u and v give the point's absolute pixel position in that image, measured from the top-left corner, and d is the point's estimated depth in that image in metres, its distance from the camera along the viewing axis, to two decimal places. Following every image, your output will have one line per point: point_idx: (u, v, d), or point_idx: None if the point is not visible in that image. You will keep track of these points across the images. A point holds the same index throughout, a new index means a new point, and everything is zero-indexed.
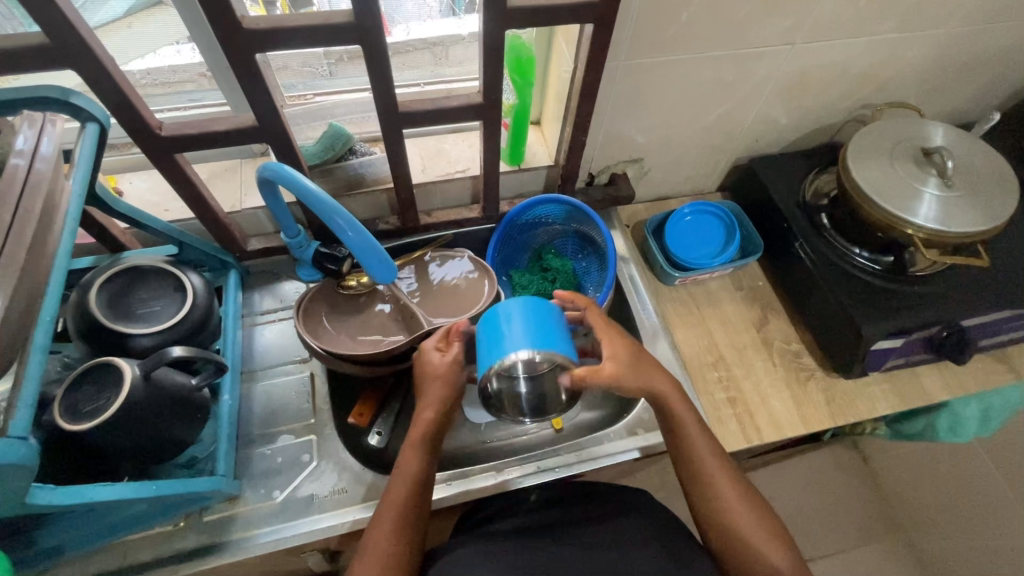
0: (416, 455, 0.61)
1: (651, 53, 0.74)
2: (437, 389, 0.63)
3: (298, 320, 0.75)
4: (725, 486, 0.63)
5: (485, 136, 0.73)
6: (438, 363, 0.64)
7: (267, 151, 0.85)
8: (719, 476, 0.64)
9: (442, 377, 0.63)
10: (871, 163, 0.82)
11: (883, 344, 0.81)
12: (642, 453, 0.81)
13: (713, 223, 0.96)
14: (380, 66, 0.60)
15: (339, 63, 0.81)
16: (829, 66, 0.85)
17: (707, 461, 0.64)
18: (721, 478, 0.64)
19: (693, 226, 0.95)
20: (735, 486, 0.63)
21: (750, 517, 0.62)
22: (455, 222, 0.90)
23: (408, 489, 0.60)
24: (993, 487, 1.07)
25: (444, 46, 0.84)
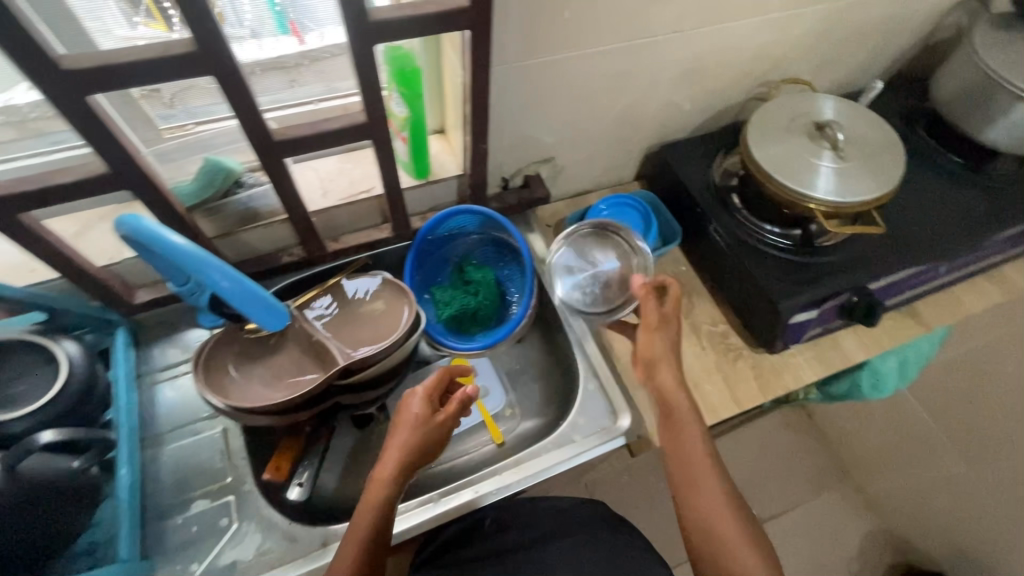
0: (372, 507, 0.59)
1: (540, 52, 0.72)
2: (405, 438, 0.62)
3: (197, 376, 0.69)
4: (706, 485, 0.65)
5: (378, 154, 0.69)
6: (418, 411, 0.64)
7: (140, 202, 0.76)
8: (706, 476, 0.66)
9: (411, 428, 0.62)
10: (770, 142, 0.84)
11: (799, 317, 0.83)
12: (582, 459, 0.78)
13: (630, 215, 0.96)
14: (241, 94, 0.55)
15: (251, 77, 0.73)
16: (722, 49, 0.86)
17: (697, 460, 0.67)
18: (708, 479, 0.66)
19: (608, 222, 0.96)
20: (716, 488, 0.65)
21: (728, 519, 0.63)
22: (366, 244, 0.86)
23: (362, 542, 0.57)
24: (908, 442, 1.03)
25: None
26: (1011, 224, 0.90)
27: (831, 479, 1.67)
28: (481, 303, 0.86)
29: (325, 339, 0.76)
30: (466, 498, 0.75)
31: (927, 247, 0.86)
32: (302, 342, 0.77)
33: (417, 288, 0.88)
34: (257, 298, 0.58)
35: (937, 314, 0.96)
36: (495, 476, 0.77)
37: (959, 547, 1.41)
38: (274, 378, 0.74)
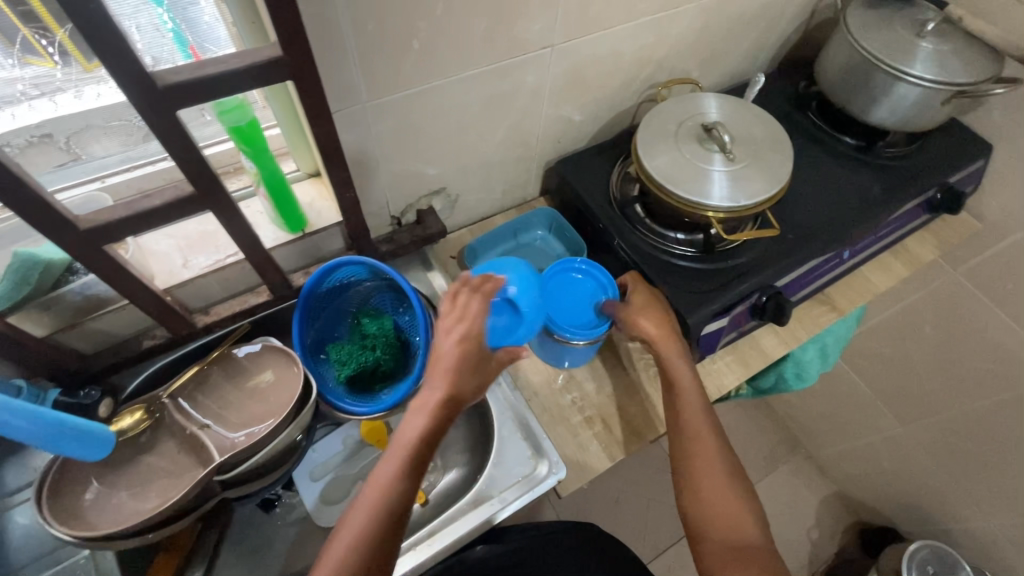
0: (380, 506, 0.55)
1: (398, 88, 0.66)
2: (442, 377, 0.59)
3: (39, 507, 0.59)
4: (717, 490, 0.68)
5: (225, 218, 0.61)
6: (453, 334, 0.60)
7: None
8: (716, 469, 0.69)
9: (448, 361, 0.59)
10: (659, 150, 0.80)
11: (711, 327, 0.81)
12: (497, 520, 0.74)
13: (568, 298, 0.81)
14: (20, 187, 0.46)
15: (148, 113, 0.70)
16: (599, 57, 0.82)
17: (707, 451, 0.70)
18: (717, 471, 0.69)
19: (553, 294, 0.82)
20: (730, 496, 0.67)
21: (731, 514, 0.66)
22: (243, 311, 0.77)
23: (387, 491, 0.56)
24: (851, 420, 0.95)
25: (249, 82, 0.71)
26: (906, 201, 0.90)
27: (783, 453, 1.69)
28: (380, 359, 0.80)
29: (197, 433, 0.69)
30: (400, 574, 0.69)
31: (828, 237, 0.85)
32: (179, 436, 0.70)
33: (311, 347, 0.80)
34: (63, 431, 0.54)
35: (848, 297, 0.96)
36: (412, 544, 0.72)
37: (907, 502, 1.46)
38: (145, 485, 0.66)
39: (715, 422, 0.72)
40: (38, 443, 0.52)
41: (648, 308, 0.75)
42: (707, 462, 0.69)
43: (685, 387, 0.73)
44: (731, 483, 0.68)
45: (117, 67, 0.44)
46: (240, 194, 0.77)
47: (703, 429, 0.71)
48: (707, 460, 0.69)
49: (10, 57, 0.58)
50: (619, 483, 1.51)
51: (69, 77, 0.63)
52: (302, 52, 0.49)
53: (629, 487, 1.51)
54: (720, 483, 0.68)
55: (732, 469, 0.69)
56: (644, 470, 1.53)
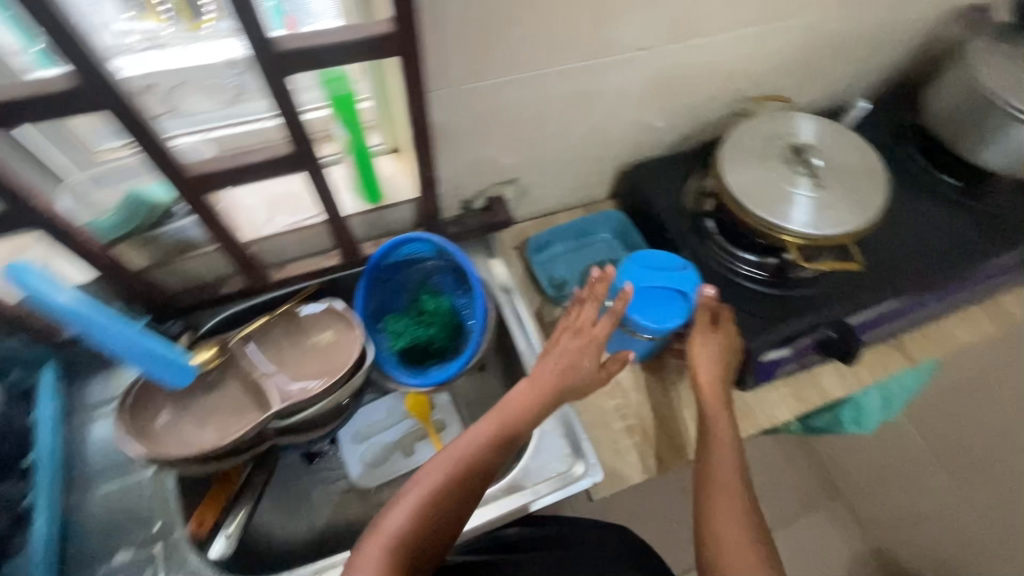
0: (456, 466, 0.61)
1: (489, 74, 0.67)
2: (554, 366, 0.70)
3: (118, 421, 0.65)
4: (733, 531, 0.60)
5: (313, 181, 0.65)
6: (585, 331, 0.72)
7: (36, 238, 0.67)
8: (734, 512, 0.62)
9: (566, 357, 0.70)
10: (742, 167, 0.78)
11: (772, 354, 0.78)
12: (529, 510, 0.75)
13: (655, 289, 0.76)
14: (145, 129, 0.51)
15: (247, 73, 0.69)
16: (692, 65, 0.80)
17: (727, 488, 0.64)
18: (736, 514, 0.62)
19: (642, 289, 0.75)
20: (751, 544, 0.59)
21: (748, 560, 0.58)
22: (315, 271, 0.81)
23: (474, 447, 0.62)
24: None
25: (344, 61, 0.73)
26: (1007, 253, 0.83)
27: None
28: (435, 335, 0.83)
29: (262, 378, 0.73)
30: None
31: (912, 280, 0.80)
32: (244, 380, 0.74)
33: (369, 317, 0.82)
34: (153, 353, 0.60)
35: (923, 346, 0.90)
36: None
37: None
38: (209, 418, 0.71)
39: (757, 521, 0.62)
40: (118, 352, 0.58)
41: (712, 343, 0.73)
42: (729, 500, 0.63)
43: (719, 472, 0.66)
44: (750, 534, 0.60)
45: (244, 26, 0.47)
46: (328, 160, 0.79)
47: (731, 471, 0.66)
48: (728, 501, 0.63)
49: (123, 13, 0.60)
50: (643, 499, 1.48)
51: (176, 35, 0.63)
52: (410, 29, 0.51)
53: (653, 504, 1.48)
54: (742, 546, 0.59)
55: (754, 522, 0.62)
56: (671, 489, 1.49)
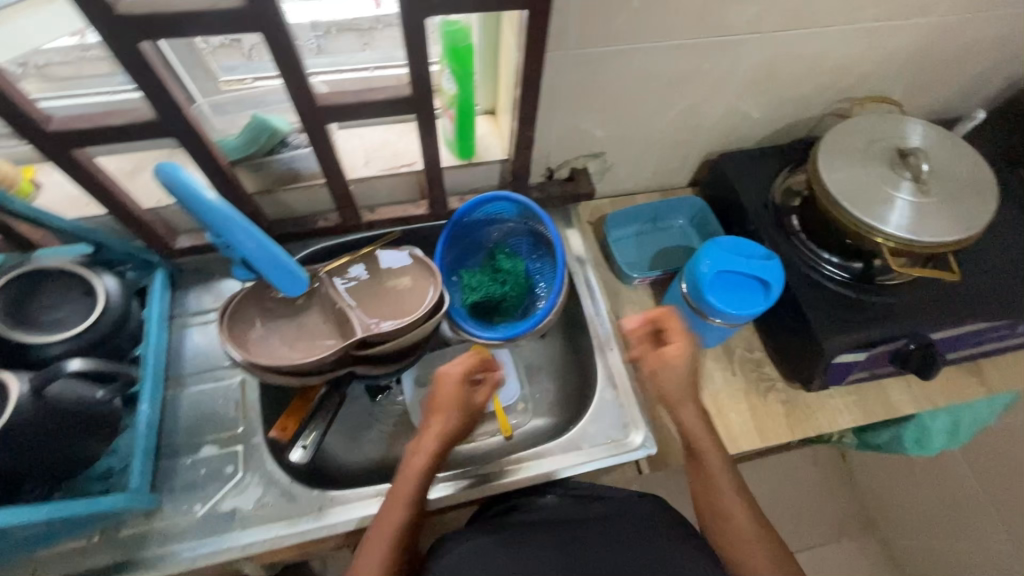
0: (406, 506, 0.63)
1: (602, 42, 0.68)
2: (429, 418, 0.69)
3: (220, 327, 0.71)
4: (732, 526, 0.65)
5: (421, 128, 0.68)
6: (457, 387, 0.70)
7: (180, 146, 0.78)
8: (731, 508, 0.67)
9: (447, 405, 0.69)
10: (842, 164, 0.76)
11: (845, 357, 0.77)
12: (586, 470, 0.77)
13: (735, 277, 0.76)
14: (288, 55, 0.55)
15: (327, 36, 0.74)
16: (803, 56, 0.78)
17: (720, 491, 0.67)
18: (734, 511, 0.66)
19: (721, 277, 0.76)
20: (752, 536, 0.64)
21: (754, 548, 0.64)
22: (402, 218, 0.85)
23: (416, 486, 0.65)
24: None
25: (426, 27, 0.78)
26: None
27: (853, 529, 1.40)
28: (507, 293, 0.85)
29: (346, 309, 0.77)
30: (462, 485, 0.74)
31: (1007, 303, 0.77)
32: (327, 309, 0.78)
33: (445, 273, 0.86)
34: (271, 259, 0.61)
35: (1002, 375, 0.87)
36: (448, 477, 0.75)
37: None
38: (295, 339, 0.75)
39: (759, 516, 0.67)
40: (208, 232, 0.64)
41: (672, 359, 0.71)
42: (722, 501, 0.67)
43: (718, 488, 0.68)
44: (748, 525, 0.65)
45: None
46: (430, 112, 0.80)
47: (720, 472, 0.68)
48: (723, 500, 0.67)
49: None
50: None
51: None
52: None
53: None
54: (748, 536, 0.64)
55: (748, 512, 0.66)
56: None
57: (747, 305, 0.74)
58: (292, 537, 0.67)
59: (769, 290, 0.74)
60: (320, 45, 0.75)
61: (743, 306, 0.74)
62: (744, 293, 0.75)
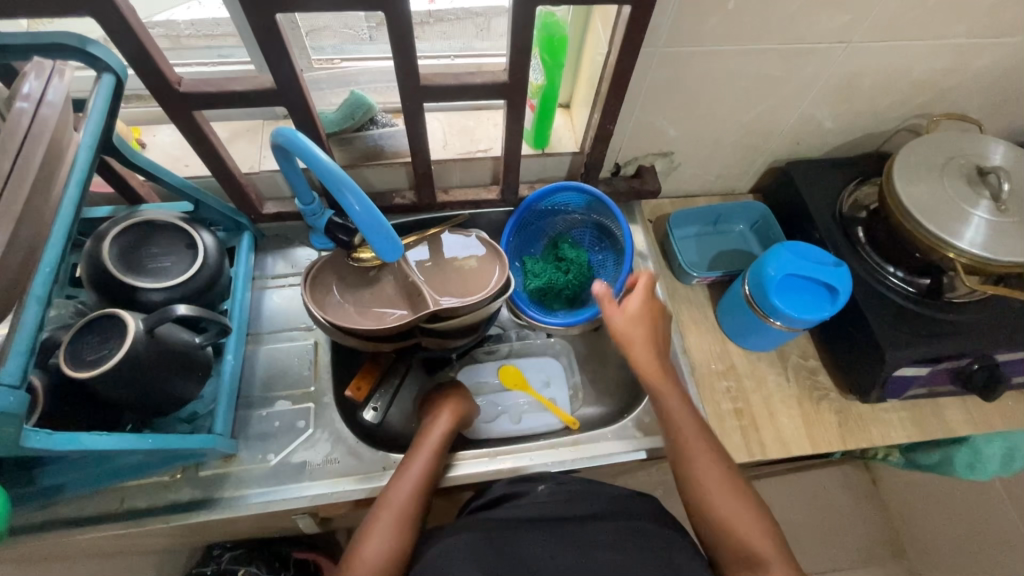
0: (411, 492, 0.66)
1: (691, 42, 0.70)
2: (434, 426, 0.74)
3: (304, 289, 0.75)
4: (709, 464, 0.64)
5: (509, 115, 0.71)
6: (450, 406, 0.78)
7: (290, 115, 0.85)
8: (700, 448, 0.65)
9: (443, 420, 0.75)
10: (918, 178, 0.76)
11: (907, 371, 0.77)
12: (650, 455, 0.78)
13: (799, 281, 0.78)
14: (403, 35, 0.58)
15: (379, 28, 0.78)
16: (888, 69, 0.79)
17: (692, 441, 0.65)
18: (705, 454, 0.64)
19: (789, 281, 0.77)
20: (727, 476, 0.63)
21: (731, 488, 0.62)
22: (473, 202, 0.88)
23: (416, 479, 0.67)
24: (1005, 515, 1.01)
25: (486, 17, 0.80)
26: None
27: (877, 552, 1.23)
28: (570, 282, 0.87)
29: (418, 282, 0.78)
30: (505, 465, 0.75)
31: None
32: (397, 282, 0.80)
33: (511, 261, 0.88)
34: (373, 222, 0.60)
35: None
36: (477, 456, 0.76)
37: None
38: (369, 307, 0.79)
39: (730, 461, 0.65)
40: (298, 200, 0.72)
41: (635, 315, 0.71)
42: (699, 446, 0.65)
43: (693, 455, 0.65)
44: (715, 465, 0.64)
45: None
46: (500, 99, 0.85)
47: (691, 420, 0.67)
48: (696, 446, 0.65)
49: None
50: None
51: None
52: None
53: None
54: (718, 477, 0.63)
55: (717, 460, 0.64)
56: None
57: (816, 309, 0.75)
58: (356, 493, 0.71)
59: (838, 296, 0.75)
60: (372, 35, 0.79)
61: (808, 312, 0.75)
62: (810, 296, 0.77)
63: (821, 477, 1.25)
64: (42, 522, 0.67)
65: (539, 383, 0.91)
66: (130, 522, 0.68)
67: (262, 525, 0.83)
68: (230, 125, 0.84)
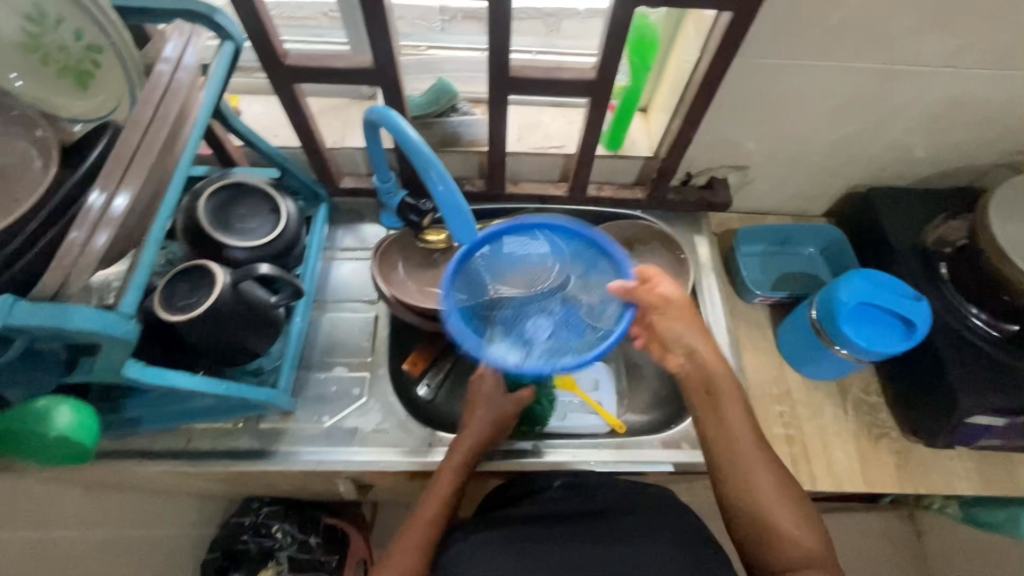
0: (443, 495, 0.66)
1: (787, 55, 0.69)
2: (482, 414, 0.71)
3: (373, 262, 0.78)
4: (756, 458, 0.61)
5: (591, 113, 0.71)
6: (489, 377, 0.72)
7: (375, 96, 0.89)
8: (748, 443, 0.62)
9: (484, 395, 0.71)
10: (1016, 218, 0.72)
11: (980, 419, 0.73)
12: (678, 467, 0.77)
13: (872, 313, 0.75)
14: (501, 26, 0.60)
15: (452, 20, 0.83)
16: (996, 99, 0.75)
17: (740, 434, 0.62)
18: (754, 448, 0.62)
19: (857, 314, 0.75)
20: (770, 471, 0.61)
21: (775, 485, 0.60)
22: (540, 196, 0.89)
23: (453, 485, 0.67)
24: None
25: (557, 17, 0.83)
26: None
27: None
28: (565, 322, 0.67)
29: None
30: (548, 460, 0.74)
31: None
32: None
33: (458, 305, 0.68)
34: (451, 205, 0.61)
35: None
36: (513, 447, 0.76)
37: None
38: (428, 288, 0.81)
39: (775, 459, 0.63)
40: (375, 177, 0.76)
41: (676, 306, 0.66)
42: (752, 443, 0.62)
43: (755, 473, 0.61)
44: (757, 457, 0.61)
45: None
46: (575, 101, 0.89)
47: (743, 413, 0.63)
48: (746, 439, 0.62)
49: None
50: None
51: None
52: None
53: None
54: (763, 474, 0.61)
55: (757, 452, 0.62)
56: None
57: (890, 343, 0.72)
58: (401, 465, 0.73)
59: (914, 331, 0.72)
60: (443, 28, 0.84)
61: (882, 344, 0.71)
62: (880, 329, 0.73)
63: (862, 520, 1.19)
64: (118, 450, 0.72)
65: (588, 385, 0.90)
66: (192, 462, 0.72)
67: (304, 484, 0.87)
68: (320, 101, 0.88)
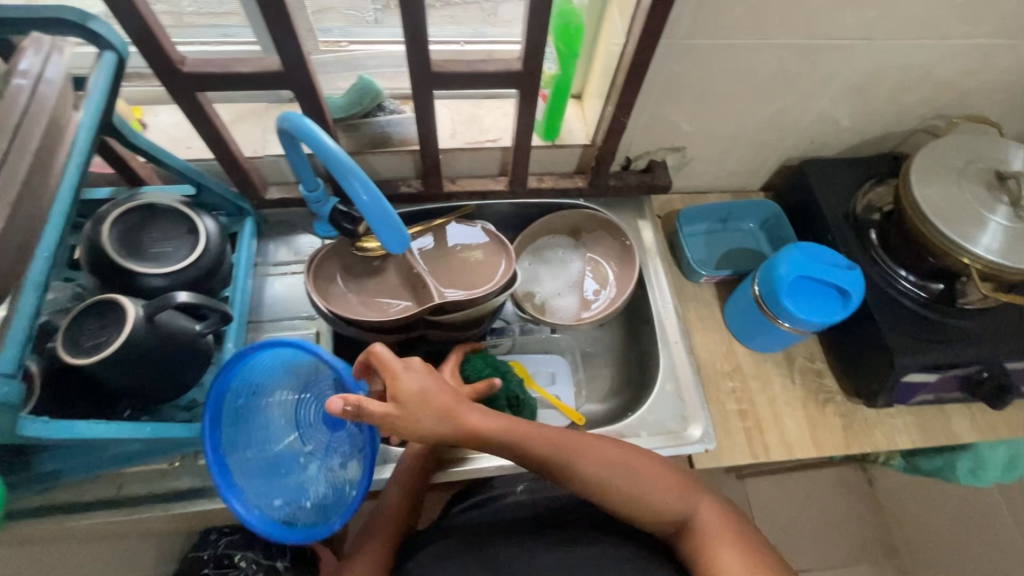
0: (401, 505, 0.66)
1: (711, 35, 0.68)
2: None
3: (306, 277, 0.73)
4: (597, 463, 0.59)
5: (521, 104, 0.69)
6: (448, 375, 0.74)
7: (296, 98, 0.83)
8: (582, 451, 0.59)
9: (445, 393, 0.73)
10: (936, 181, 0.75)
11: (914, 377, 0.76)
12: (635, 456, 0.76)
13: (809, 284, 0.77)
14: (415, 19, 0.56)
15: (385, 10, 0.76)
16: (910, 68, 0.77)
17: (568, 456, 0.59)
18: (584, 458, 0.59)
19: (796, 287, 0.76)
20: (615, 464, 0.59)
21: (631, 475, 0.59)
22: (480, 192, 0.87)
23: (409, 494, 0.67)
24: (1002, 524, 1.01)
25: (492, 2, 0.77)
26: None
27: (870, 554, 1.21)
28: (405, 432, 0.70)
29: (422, 273, 0.76)
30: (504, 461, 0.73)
31: None
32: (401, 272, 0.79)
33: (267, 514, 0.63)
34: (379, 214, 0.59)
35: None
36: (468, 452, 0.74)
37: None
38: (371, 298, 0.78)
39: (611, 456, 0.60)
40: (302, 185, 0.70)
41: (409, 395, 0.54)
42: (583, 454, 0.59)
43: (603, 486, 0.58)
44: (596, 457, 0.59)
45: None
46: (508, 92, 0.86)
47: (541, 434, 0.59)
48: (574, 454, 0.59)
49: None
50: None
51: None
52: None
53: None
54: (612, 476, 0.58)
55: (591, 448, 0.60)
56: None
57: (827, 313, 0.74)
58: None
59: (848, 299, 0.74)
60: (377, 18, 0.77)
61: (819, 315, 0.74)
62: (817, 299, 0.76)
63: (818, 477, 1.24)
64: (41, 507, 0.66)
65: (544, 379, 0.89)
66: (127, 510, 0.67)
67: None
68: (235, 107, 0.82)
